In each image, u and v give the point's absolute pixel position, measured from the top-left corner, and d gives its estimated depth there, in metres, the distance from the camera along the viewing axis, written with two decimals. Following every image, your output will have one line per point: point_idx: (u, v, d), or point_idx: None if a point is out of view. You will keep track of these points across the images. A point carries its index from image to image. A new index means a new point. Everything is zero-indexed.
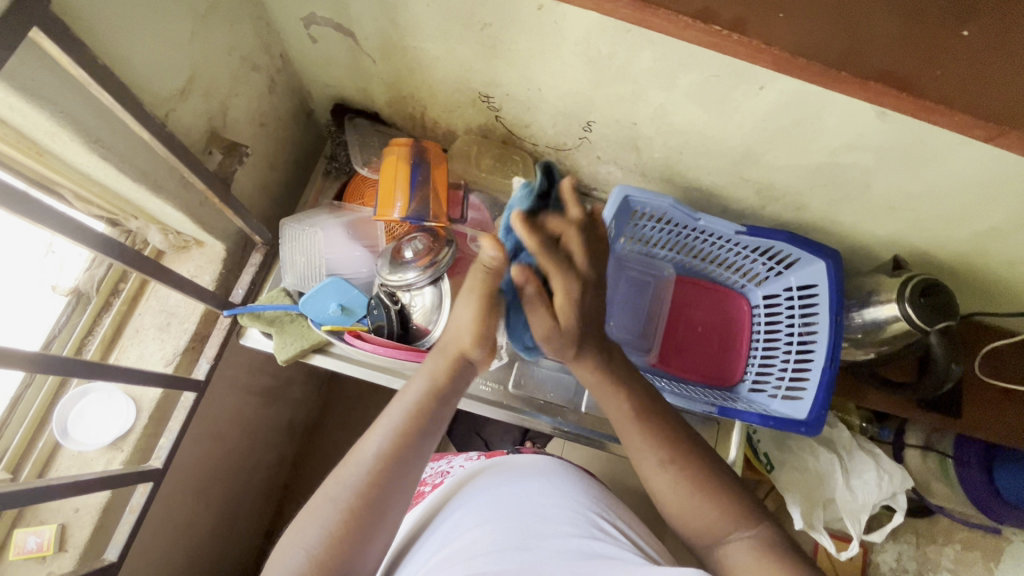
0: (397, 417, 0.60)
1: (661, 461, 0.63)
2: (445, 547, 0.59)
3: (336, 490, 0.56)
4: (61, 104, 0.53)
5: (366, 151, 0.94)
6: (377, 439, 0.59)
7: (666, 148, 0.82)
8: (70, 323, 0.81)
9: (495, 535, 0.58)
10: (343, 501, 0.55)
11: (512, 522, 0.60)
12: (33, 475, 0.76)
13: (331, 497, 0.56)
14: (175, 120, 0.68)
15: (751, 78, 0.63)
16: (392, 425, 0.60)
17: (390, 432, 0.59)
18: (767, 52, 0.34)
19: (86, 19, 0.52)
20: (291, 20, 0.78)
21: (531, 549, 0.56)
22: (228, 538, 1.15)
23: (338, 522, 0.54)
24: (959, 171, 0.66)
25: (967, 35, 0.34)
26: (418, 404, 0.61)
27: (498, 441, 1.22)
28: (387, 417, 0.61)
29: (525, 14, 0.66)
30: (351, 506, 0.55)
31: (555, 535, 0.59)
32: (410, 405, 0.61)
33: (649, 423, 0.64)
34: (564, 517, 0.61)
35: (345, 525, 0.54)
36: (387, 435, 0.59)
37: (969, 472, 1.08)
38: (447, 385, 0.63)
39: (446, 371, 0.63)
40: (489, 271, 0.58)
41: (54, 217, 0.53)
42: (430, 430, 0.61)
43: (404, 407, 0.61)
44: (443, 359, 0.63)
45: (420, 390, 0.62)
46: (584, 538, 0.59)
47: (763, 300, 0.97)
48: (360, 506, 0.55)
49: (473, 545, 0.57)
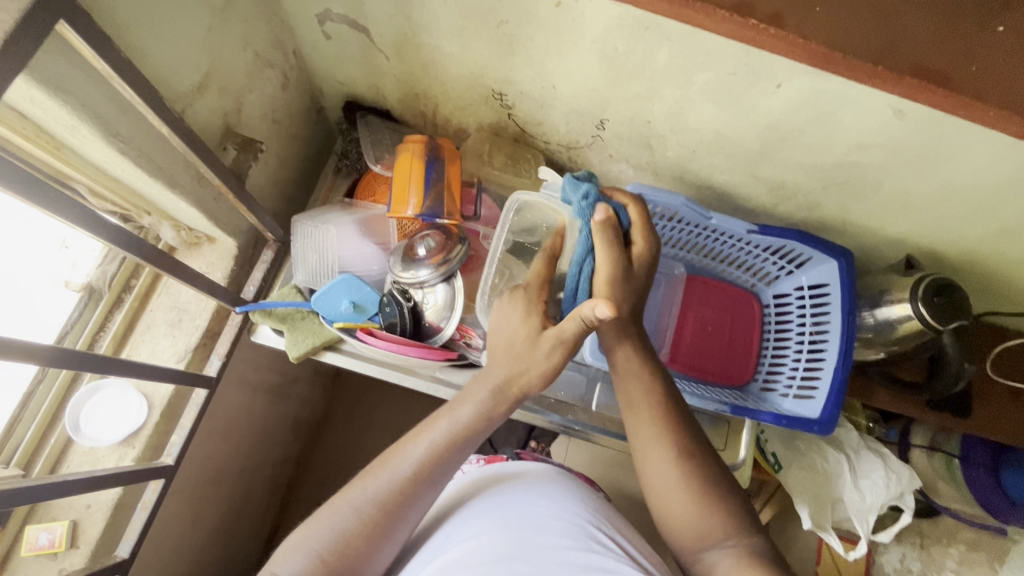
0: (437, 439, 0.58)
1: (676, 454, 0.61)
2: (444, 553, 0.59)
3: (361, 499, 0.56)
4: (85, 99, 0.53)
5: (378, 148, 0.93)
6: (415, 457, 0.58)
7: (680, 146, 0.82)
8: (82, 319, 0.80)
9: (497, 546, 0.57)
10: (366, 512, 0.55)
11: (514, 532, 0.59)
12: (44, 472, 0.76)
13: (350, 505, 0.56)
14: (192, 114, 0.68)
15: (769, 76, 0.63)
16: (431, 445, 0.58)
17: (429, 452, 0.58)
18: (804, 46, 0.34)
19: (110, 14, 0.52)
20: (307, 16, 0.77)
21: (529, 560, 0.56)
22: (234, 535, 1.14)
23: (356, 531, 0.54)
24: (975, 169, 0.66)
25: (1001, 29, 0.34)
26: (461, 432, 0.59)
27: (503, 442, 1.21)
28: (428, 438, 0.59)
29: (543, 11, 0.65)
30: (374, 517, 0.55)
31: (555, 545, 0.58)
32: (455, 430, 0.59)
33: (667, 422, 0.63)
34: (564, 526, 0.61)
35: (365, 535, 0.54)
36: (425, 455, 0.58)
37: (977, 472, 1.10)
38: (494, 416, 0.60)
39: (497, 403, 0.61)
40: (583, 324, 0.57)
41: (75, 209, 0.53)
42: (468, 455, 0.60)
43: (448, 430, 0.59)
44: (498, 397, 0.60)
45: (466, 415, 0.60)
46: (582, 550, 0.58)
47: (774, 300, 0.98)
48: (382, 518, 0.55)
49: (471, 554, 0.57)
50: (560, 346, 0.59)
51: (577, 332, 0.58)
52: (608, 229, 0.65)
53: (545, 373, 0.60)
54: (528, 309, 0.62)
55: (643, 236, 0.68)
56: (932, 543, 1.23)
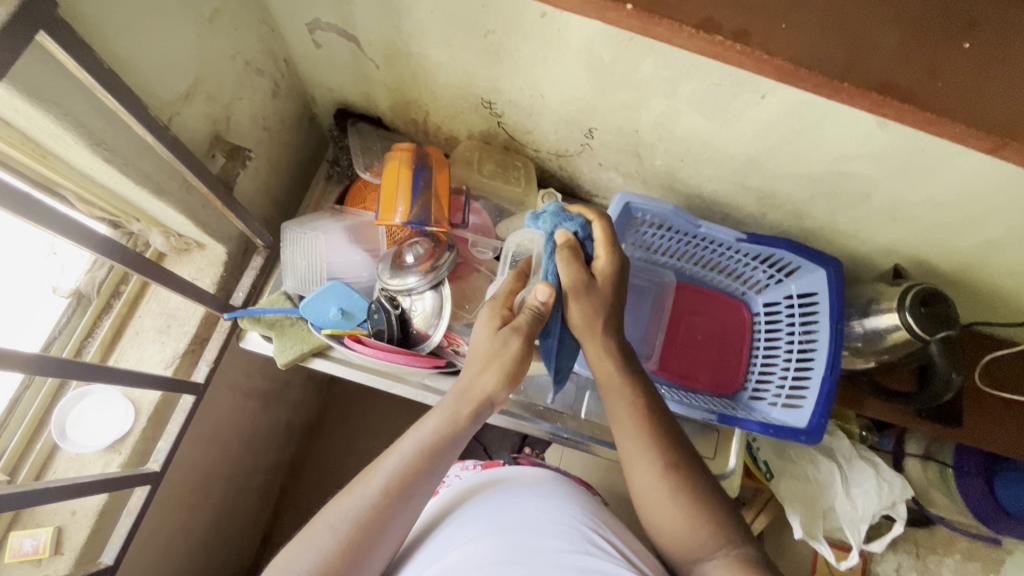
0: (410, 451, 0.58)
1: (661, 469, 0.62)
2: (441, 558, 0.59)
3: (339, 516, 0.54)
4: (68, 108, 0.53)
5: (368, 155, 0.94)
6: (389, 469, 0.57)
7: (668, 155, 0.82)
8: (70, 324, 0.81)
9: (495, 550, 0.57)
10: (344, 530, 0.53)
11: (511, 538, 0.58)
12: (30, 477, 0.77)
13: (330, 523, 0.54)
14: (179, 123, 0.68)
15: (754, 87, 0.63)
16: (404, 459, 0.58)
17: (402, 464, 0.57)
18: (770, 62, 0.34)
19: (92, 25, 0.52)
20: (296, 25, 0.78)
21: (528, 562, 0.56)
22: (224, 541, 1.14)
23: (337, 551, 0.52)
24: (959, 181, 0.66)
25: (969, 46, 0.35)
26: (432, 442, 0.59)
27: (497, 448, 1.23)
28: (399, 451, 0.58)
29: (528, 21, 0.66)
30: (351, 536, 0.53)
31: (552, 548, 0.58)
32: (426, 440, 0.59)
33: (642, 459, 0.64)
34: (560, 529, 0.61)
35: (343, 556, 0.53)
36: (398, 469, 0.57)
37: (970, 481, 1.10)
38: (465, 426, 0.61)
39: (463, 409, 0.61)
40: (536, 315, 0.62)
41: (58, 221, 0.53)
42: (442, 467, 0.59)
43: (419, 441, 0.59)
44: (462, 397, 0.61)
45: (436, 425, 0.60)
46: (578, 553, 0.58)
47: (764, 309, 0.97)
48: (359, 538, 0.54)
49: (469, 558, 0.57)
50: (516, 333, 0.61)
51: (531, 323, 0.62)
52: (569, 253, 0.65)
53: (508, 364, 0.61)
54: (492, 313, 0.64)
55: (607, 251, 0.67)
56: (928, 552, 1.21)
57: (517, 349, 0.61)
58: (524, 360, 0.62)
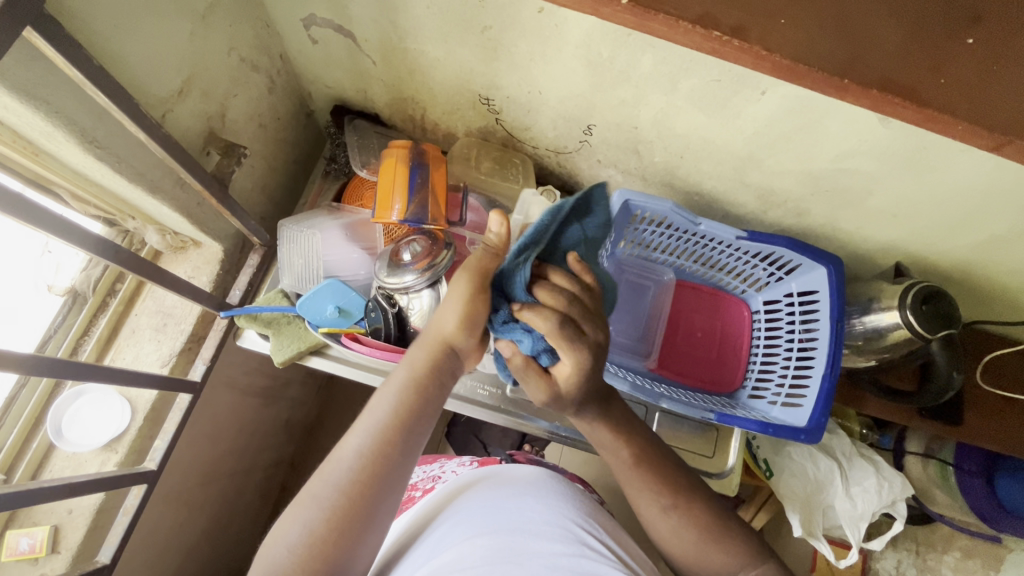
0: (382, 411, 0.57)
1: (663, 507, 0.62)
2: (434, 558, 0.58)
3: (319, 488, 0.54)
4: (57, 105, 0.52)
5: (365, 153, 0.93)
6: (362, 432, 0.56)
7: (667, 153, 0.81)
8: (65, 323, 0.81)
9: (488, 550, 0.56)
10: (326, 501, 0.52)
11: (504, 538, 0.58)
12: (26, 476, 0.76)
13: (314, 496, 0.53)
14: (172, 120, 0.68)
15: (753, 83, 0.62)
16: (376, 418, 0.57)
17: (373, 425, 0.56)
18: (768, 58, 0.34)
19: (82, 22, 0.51)
20: (291, 20, 0.77)
21: (521, 562, 0.55)
22: (224, 538, 1.14)
23: (321, 524, 0.51)
24: (961, 177, 0.65)
25: (971, 42, 0.34)
26: (401, 399, 0.58)
27: (496, 445, 1.22)
28: (371, 412, 0.58)
29: (525, 16, 0.65)
30: (334, 506, 0.52)
31: (545, 550, 0.57)
32: (395, 397, 0.58)
33: (642, 461, 0.64)
34: (554, 531, 0.60)
35: (329, 529, 0.51)
36: (371, 429, 0.56)
37: (970, 480, 1.09)
38: (433, 378, 0.59)
39: (429, 363, 0.59)
40: (488, 250, 0.58)
41: (52, 221, 0.53)
42: (415, 424, 0.57)
43: (389, 400, 0.58)
44: (427, 351, 0.60)
45: (402, 382, 0.59)
46: (573, 555, 0.57)
47: (764, 307, 0.96)
48: (343, 510, 0.52)
49: (461, 558, 0.56)
50: (466, 270, 0.57)
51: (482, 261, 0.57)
52: (527, 369, 0.60)
53: (462, 309, 0.57)
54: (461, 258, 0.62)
55: (569, 364, 0.56)
56: (927, 549, 1.21)
57: (465, 288, 0.56)
58: (478, 303, 0.57)
